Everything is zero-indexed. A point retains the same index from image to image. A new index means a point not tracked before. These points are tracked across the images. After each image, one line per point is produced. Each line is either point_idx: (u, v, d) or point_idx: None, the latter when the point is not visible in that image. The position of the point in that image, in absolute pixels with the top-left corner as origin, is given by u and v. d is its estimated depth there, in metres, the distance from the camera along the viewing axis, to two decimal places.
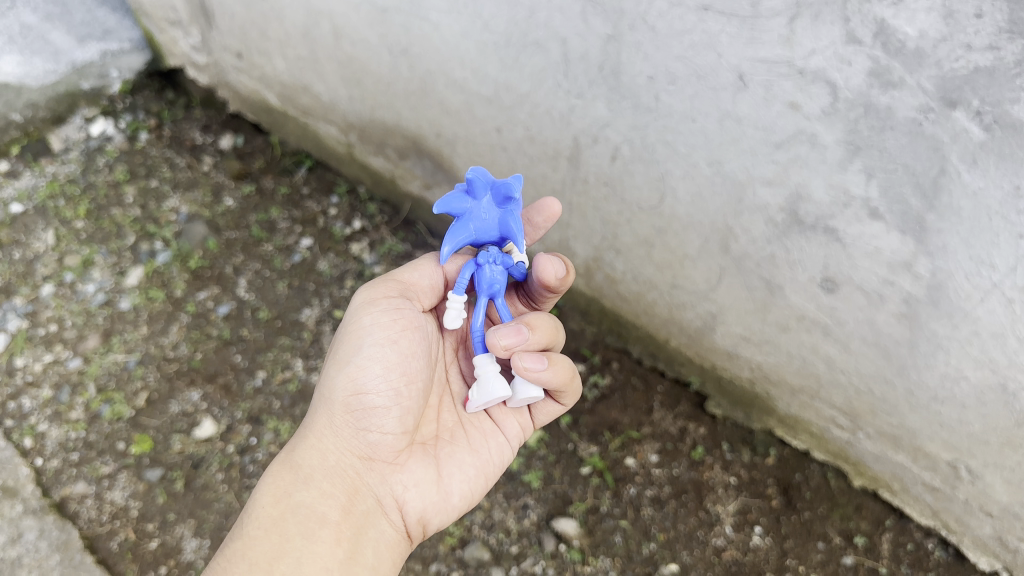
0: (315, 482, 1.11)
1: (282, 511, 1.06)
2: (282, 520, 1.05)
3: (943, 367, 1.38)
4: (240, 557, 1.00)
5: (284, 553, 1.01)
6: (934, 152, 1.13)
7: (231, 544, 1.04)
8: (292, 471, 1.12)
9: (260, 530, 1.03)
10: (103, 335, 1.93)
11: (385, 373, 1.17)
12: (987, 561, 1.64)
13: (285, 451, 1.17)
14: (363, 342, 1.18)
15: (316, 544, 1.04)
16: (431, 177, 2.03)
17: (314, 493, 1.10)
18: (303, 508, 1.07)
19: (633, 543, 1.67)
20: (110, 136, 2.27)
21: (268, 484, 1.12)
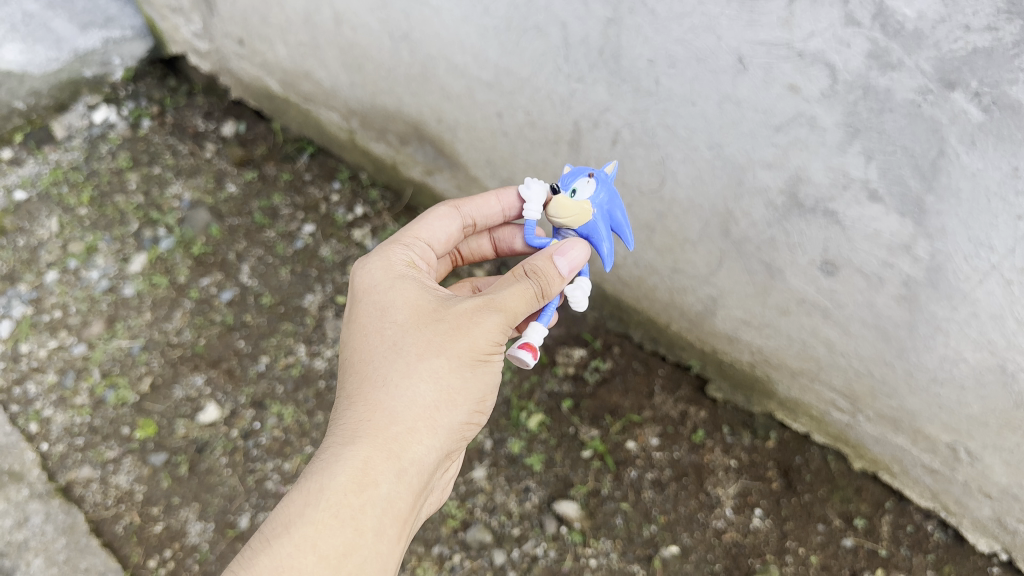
0: (405, 477, 1.02)
1: (363, 503, 0.98)
2: (360, 512, 0.98)
3: (942, 349, 1.39)
4: (311, 545, 0.94)
5: (357, 549, 0.96)
6: (934, 134, 1.13)
7: (300, 518, 0.95)
8: (385, 456, 1.01)
9: (337, 518, 0.96)
10: (107, 321, 1.94)
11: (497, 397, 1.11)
12: (987, 543, 1.65)
13: (371, 413, 1.03)
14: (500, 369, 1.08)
15: (383, 545, 0.99)
16: (432, 163, 2.04)
17: (400, 489, 1.02)
18: (385, 502, 1.00)
19: (634, 525, 1.69)
20: (113, 123, 2.28)
21: (355, 456, 1.00)
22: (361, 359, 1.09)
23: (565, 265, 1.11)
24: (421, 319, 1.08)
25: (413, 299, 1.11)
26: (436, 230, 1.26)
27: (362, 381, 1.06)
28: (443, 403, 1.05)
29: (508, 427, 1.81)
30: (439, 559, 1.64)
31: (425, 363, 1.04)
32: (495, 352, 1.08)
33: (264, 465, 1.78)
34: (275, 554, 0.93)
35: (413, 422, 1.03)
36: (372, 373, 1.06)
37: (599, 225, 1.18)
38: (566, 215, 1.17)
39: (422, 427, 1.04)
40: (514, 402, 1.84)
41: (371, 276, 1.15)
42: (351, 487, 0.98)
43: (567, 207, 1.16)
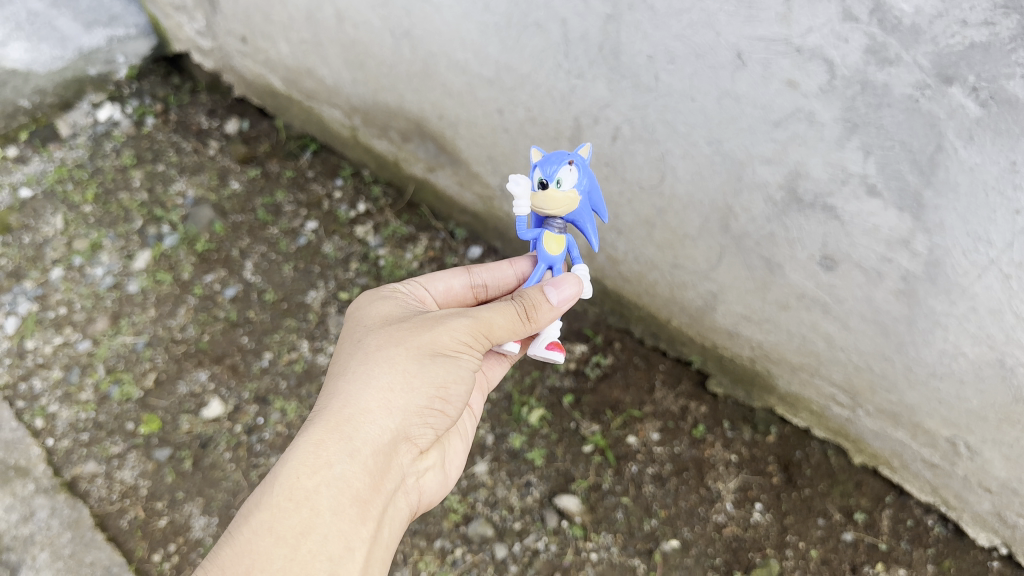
0: (360, 457, 1.03)
1: (318, 482, 0.99)
2: (315, 491, 0.99)
3: (941, 343, 1.39)
4: (267, 526, 0.95)
5: (313, 528, 0.97)
6: (931, 129, 1.13)
7: (258, 504, 0.97)
8: (339, 438, 1.03)
9: (291, 500, 0.98)
10: (111, 318, 1.95)
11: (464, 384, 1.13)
12: (987, 537, 1.65)
13: (330, 404, 1.07)
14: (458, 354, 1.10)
15: (344, 523, 0.99)
16: (433, 160, 2.05)
17: (356, 468, 1.03)
18: (341, 482, 1.01)
19: (635, 519, 1.70)
20: (117, 121, 2.29)
21: (311, 441, 1.03)
22: (332, 365, 1.14)
23: (555, 295, 1.12)
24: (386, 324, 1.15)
25: (384, 314, 1.18)
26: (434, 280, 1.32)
27: (328, 384, 1.11)
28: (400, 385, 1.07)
29: (510, 422, 1.83)
30: (441, 553, 1.65)
31: (383, 353, 1.09)
32: (457, 344, 1.11)
33: (267, 460, 1.79)
34: (234, 542, 0.95)
35: (369, 404, 1.06)
36: (336, 375, 1.11)
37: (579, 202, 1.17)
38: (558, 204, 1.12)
39: (377, 407, 1.06)
40: (515, 397, 1.86)
41: (354, 303, 1.23)
42: (305, 469, 1.00)
43: (558, 199, 1.11)
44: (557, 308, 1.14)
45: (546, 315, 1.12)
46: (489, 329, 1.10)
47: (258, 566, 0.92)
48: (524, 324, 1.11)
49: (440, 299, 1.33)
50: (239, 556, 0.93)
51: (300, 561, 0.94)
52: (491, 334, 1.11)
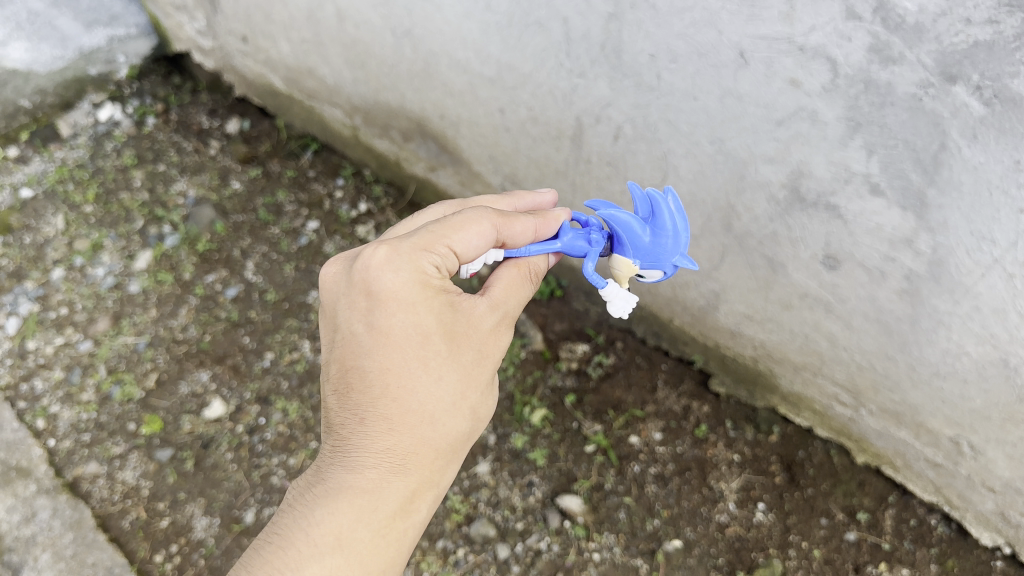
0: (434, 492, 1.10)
1: (407, 527, 1.05)
2: (404, 535, 1.05)
3: (944, 343, 1.39)
4: (365, 575, 1.01)
5: (395, 566, 1.06)
6: (935, 128, 1.13)
7: (353, 554, 1.00)
8: (430, 485, 1.07)
9: (387, 547, 1.03)
10: (112, 318, 1.95)
11: None
12: (990, 536, 1.64)
13: (420, 451, 1.05)
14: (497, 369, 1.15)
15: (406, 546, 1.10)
16: (435, 159, 2.04)
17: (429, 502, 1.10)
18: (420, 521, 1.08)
19: (637, 520, 1.70)
20: (117, 121, 2.29)
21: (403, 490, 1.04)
22: (395, 381, 1.02)
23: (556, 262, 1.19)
24: (461, 349, 1.05)
25: (449, 318, 1.03)
26: (475, 246, 1.03)
27: (402, 410, 1.03)
28: (473, 423, 1.10)
29: (512, 422, 1.83)
30: (443, 553, 1.67)
31: (464, 397, 1.07)
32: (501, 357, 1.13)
33: (269, 460, 1.79)
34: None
35: (452, 449, 1.08)
36: (417, 407, 1.03)
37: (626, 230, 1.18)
38: (623, 268, 1.17)
39: (455, 449, 1.10)
40: (517, 397, 1.85)
41: (403, 290, 1.00)
42: (399, 516, 1.04)
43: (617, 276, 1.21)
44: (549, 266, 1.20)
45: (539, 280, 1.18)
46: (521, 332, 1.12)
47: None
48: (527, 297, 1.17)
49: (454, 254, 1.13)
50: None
51: None
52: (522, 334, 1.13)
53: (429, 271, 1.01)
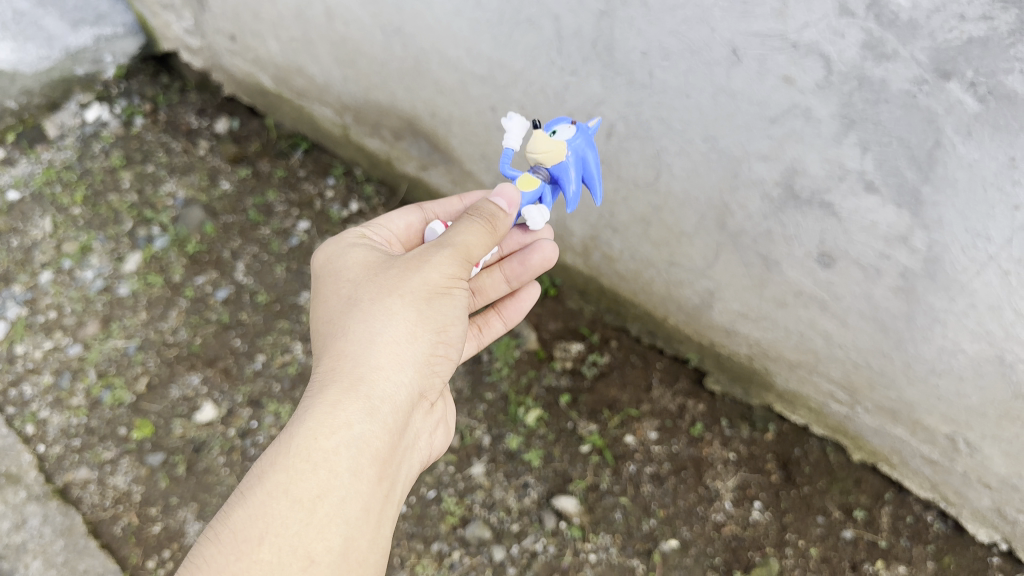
0: (377, 415, 1.08)
1: (337, 444, 1.02)
2: (334, 452, 1.01)
3: (940, 339, 1.38)
4: (283, 490, 0.97)
5: (332, 490, 0.99)
6: (929, 125, 1.12)
7: (271, 467, 0.98)
8: (356, 397, 1.06)
9: (309, 459, 0.99)
10: (102, 321, 1.93)
11: (455, 329, 1.19)
12: (986, 533, 1.64)
13: (339, 364, 1.10)
14: (451, 302, 1.15)
15: (360, 483, 1.03)
16: (426, 158, 2.02)
17: (375, 427, 1.07)
18: (360, 441, 1.04)
19: (634, 519, 1.69)
20: (105, 122, 2.26)
21: (324, 402, 1.06)
22: (327, 323, 1.17)
23: (501, 200, 1.15)
24: (372, 274, 1.18)
25: (369, 265, 1.21)
26: (398, 220, 1.41)
27: (329, 341, 1.14)
28: (404, 338, 1.12)
29: (506, 422, 1.82)
30: (438, 556, 1.65)
31: (380, 305, 1.12)
32: (452, 285, 1.14)
33: None
34: (247, 504, 0.95)
35: (379, 362, 1.10)
36: (339, 333, 1.13)
37: (570, 168, 1.18)
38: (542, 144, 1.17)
39: (387, 364, 1.11)
40: (512, 398, 1.85)
41: (329, 254, 1.27)
42: (325, 430, 1.03)
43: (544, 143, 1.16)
44: (509, 210, 1.16)
45: (504, 225, 1.16)
46: (467, 253, 1.12)
47: (275, 529, 0.94)
48: (492, 236, 1.13)
49: (402, 239, 1.42)
50: (253, 518, 0.94)
51: (318, 525, 0.96)
52: (471, 258, 1.13)
53: (348, 237, 1.30)
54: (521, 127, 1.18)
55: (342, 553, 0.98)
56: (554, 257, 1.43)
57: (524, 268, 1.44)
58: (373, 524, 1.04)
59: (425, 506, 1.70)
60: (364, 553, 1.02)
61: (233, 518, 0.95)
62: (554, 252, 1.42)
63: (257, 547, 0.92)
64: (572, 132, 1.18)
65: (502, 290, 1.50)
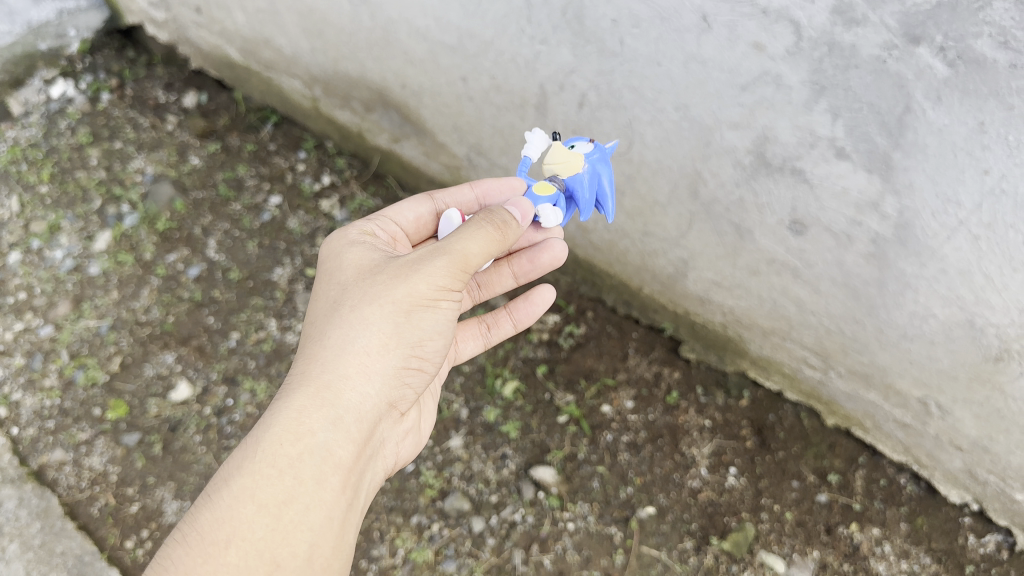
0: (343, 425, 1.09)
1: (302, 451, 1.04)
2: (299, 460, 1.03)
3: (912, 305, 1.39)
4: (249, 495, 1.00)
5: (297, 497, 1.02)
6: (899, 90, 1.12)
7: (237, 471, 1.01)
8: (325, 405, 1.07)
9: (275, 468, 1.02)
10: (73, 301, 1.90)
11: (438, 340, 1.17)
12: (958, 494, 1.66)
13: (312, 366, 1.10)
14: (437, 315, 1.13)
15: (324, 490, 1.05)
16: (398, 130, 2.00)
17: (341, 436, 1.08)
18: (325, 450, 1.06)
19: (611, 488, 1.71)
20: (71, 98, 2.22)
21: (294, 406, 1.07)
22: (310, 320, 1.17)
23: (517, 211, 1.12)
24: (360, 276, 1.16)
25: (360, 262, 1.18)
26: (406, 212, 1.39)
27: (308, 338, 1.14)
28: (379, 347, 1.10)
29: (484, 395, 1.82)
30: (418, 529, 1.66)
31: (361, 311, 1.10)
32: (439, 297, 1.11)
33: (238, 441, 1.77)
34: (215, 508, 0.99)
35: (352, 369, 1.09)
36: (317, 332, 1.13)
37: (586, 181, 1.17)
38: (561, 156, 1.16)
39: (356, 374, 1.09)
40: (489, 370, 1.85)
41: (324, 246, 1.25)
42: (291, 436, 1.04)
43: (564, 153, 1.16)
44: (522, 223, 1.13)
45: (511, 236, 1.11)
46: (464, 262, 1.08)
47: (240, 534, 0.98)
48: (495, 247, 1.09)
49: (409, 230, 1.40)
50: (219, 521, 0.98)
51: (281, 530, 1.00)
52: (467, 266, 1.09)
53: (349, 230, 1.28)
54: (542, 141, 1.19)
55: (307, 559, 1.02)
56: (563, 256, 1.44)
57: (534, 265, 1.47)
58: (337, 531, 1.07)
59: (404, 479, 1.70)
60: (327, 558, 1.05)
61: (197, 518, 0.99)
62: (563, 252, 1.43)
63: (223, 552, 0.96)
64: (591, 147, 1.19)
65: (507, 284, 1.55)
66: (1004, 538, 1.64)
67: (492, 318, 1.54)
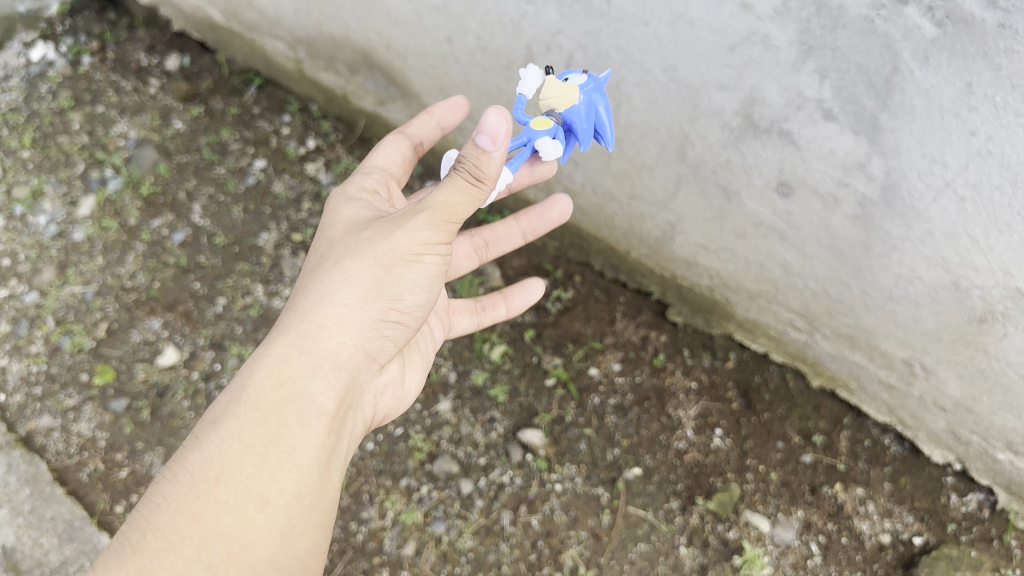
0: (324, 373, 1.10)
1: (284, 396, 1.05)
2: (282, 404, 1.05)
3: (897, 267, 1.39)
4: (234, 435, 1.01)
5: (282, 438, 1.03)
6: (887, 50, 1.11)
7: (223, 414, 1.03)
8: (305, 352, 1.09)
9: (258, 411, 1.03)
10: (58, 268, 1.89)
11: (422, 298, 1.17)
12: (941, 454, 1.68)
13: (291, 318, 1.12)
14: (420, 272, 1.12)
15: (309, 433, 1.06)
16: (383, 93, 1.98)
17: (321, 383, 1.09)
18: (306, 395, 1.07)
19: (598, 449, 1.73)
20: (51, 61, 2.18)
21: (275, 354, 1.09)
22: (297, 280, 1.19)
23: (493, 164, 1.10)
24: (343, 235, 1.19)
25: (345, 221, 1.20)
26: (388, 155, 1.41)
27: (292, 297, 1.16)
28: (360, 298, 1.11)
29: (472, 358, 1.82)
30: (407, 491, 1.69)
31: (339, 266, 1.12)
32: (423, 255, 1.09)
33: None
34: (201, 450, 1.00)
35: (332, 320, 1.11)
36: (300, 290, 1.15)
37: (583, 113, 1.10)
38: (556, 91, 1.08)
39: (335, 324, 1.11)
40: (476, 334, 1.84)
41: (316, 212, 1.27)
42: (274, 382, 1.06)
43: (559, 88, 1.08)
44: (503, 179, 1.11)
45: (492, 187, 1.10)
46: (449, 216, 1.02)
47: (228, 471, 0.98)
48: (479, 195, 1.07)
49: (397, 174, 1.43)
50: (206, 460, 0.99)
51: (269, 469, 1.01)
52: (453, 221, 1.04)
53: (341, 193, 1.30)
54: (536, 77, 1.10)
55: (294, 497, 1.02)
56: (555, 166, 1.54)
57: (530, 176, 1.55)
58: (322, 476, 1.07)
59: (393, 443, 1.73)
60: (315, 503, 1.05)
61: (184, 461, 1.00)
62: (554, 164, 1.53)
63: (213, 488, 0.97)
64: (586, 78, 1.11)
65: (515, 244, 1.66)
66: (986, 497, 1.66)
67: (489, 299, 1.64)
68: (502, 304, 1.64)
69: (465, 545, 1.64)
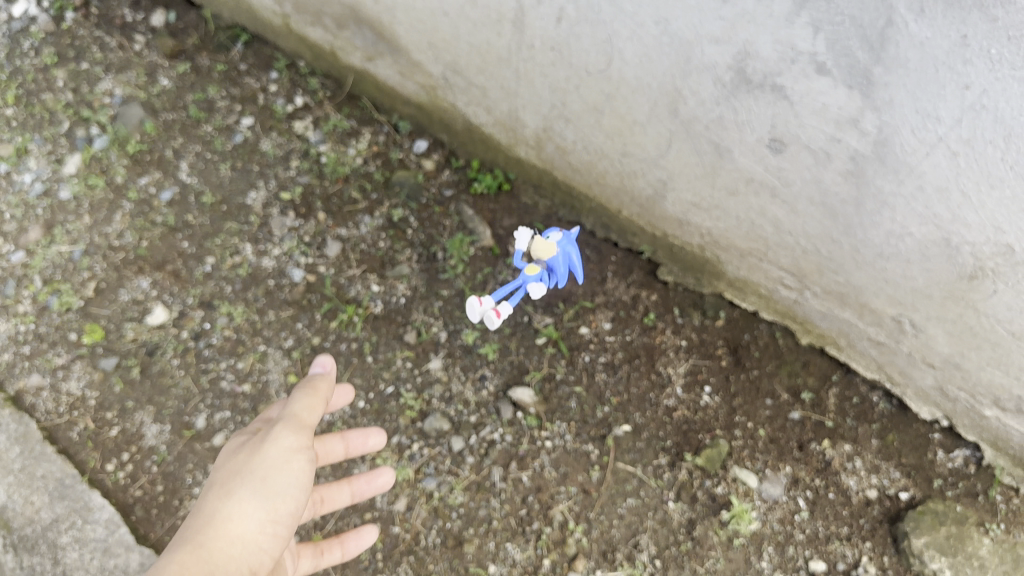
0: (258, 541, 1.08)
1: (220, 558, 1.03)
2: (217, 564, 1.02)
3: (888, 224, 1.39)
4: None
5: None
6: (882, 2, 1.09)
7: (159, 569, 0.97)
8: (231, 523, 1.07)
9: (194, 566, 0.99)
10: (44, 227, 1.87)
11: (303, 505, 1.17)
12: (929, 410, 1.69)
13: (196, 510, 1.10)
14: (298, 476, 1.15)
15: None
16: (372, 49, 1.94)
17: (255, 552, 1.08)
18: (242, 562, 1.05)
19: (588, 408, 1.75)
20: (33, 16, 2.12)
21: (198, 527, 1.06)
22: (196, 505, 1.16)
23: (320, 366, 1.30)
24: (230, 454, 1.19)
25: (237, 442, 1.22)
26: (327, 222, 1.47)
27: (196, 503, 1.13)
28: (270, 481, 1.12)
29: (462, 318, 1.83)
30: (398, 448, 1.71)
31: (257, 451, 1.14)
32: (300, 451, 1.16)
33: (217, 365, 1.78)
34: None
35: (250, 494, 1.10)
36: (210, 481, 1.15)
37: (561, 263, 1.35)
38: (543, 248, 1.30)
39: (257, 496, 1.10)
40: (467, 294, 1.86)
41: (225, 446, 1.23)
42: (205, 546, 1.03)
43: (545, 246, 1.30)
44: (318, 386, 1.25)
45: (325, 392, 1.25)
46: (301, 420, 1.19)
47: None
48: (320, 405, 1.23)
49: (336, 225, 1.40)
50: None
51: None
52: (305, 422, 1.19)
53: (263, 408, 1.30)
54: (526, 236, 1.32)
55: None
56: (376, 443, 1.50)
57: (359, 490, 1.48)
58: None
59: (384, 401, 1.75)
60: None
61: None
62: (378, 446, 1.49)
63: None
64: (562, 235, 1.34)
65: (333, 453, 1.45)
66: (972, 453, 1.68)
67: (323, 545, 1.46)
68: (338, 494, 1.46)
69: (456, 500, 1.67)
